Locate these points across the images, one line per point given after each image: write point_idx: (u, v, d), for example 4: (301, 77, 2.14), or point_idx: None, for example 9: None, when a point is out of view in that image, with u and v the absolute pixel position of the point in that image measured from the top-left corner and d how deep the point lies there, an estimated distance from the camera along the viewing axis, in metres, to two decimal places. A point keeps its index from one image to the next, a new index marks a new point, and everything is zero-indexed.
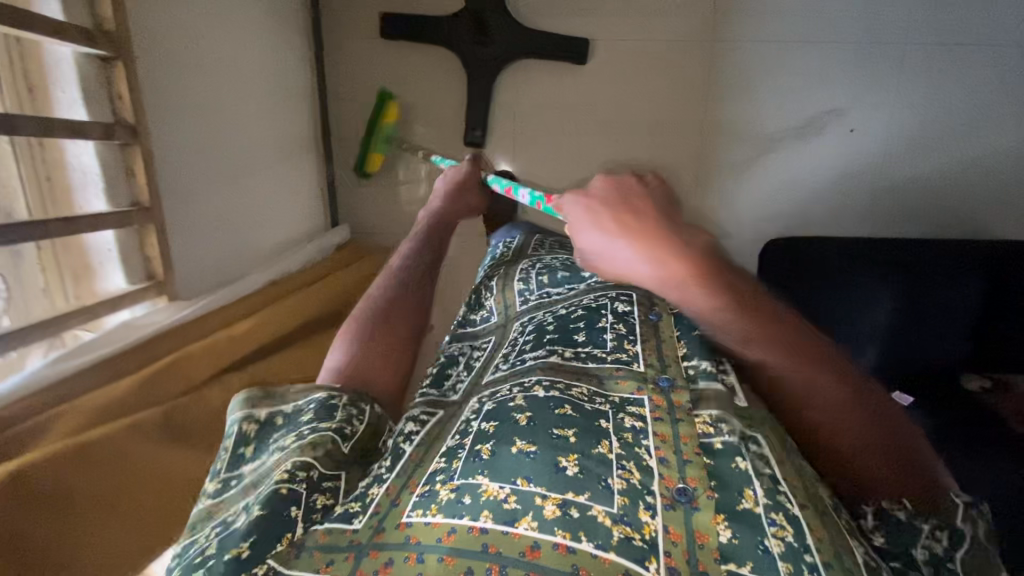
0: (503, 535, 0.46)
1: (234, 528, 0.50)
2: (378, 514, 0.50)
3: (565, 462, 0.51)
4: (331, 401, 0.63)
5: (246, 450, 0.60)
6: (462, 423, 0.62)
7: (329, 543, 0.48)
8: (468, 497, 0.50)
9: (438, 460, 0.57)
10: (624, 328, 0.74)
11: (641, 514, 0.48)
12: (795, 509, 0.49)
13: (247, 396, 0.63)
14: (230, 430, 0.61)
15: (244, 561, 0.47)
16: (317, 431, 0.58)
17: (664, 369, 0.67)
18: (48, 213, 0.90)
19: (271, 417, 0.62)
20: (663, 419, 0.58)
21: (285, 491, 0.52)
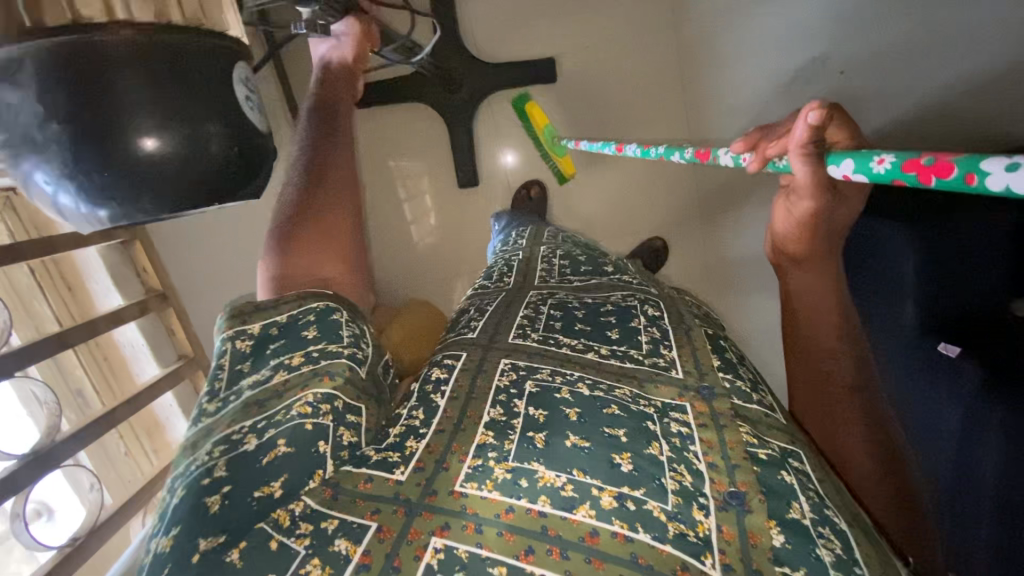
0: (561, 520, 0.46)
1: (245, 450, 0.47)
2: (424, 473, 0.49)
3: (619, 459, 0.51)
4: (333, 316, 0.60)
5: (244, 365, 0.55)
6: (500, 393, 0.58)
7: (373, 492, 0.47)
8: (525, 480, 0.49)
9: (484, 432, 0.54)
10: (658, 331, 0.71)
11: (694, 513, 0.49)
12: (841, 523, 0.51)
13: (231, 314, 0.58)
14: (219, 348, 0.56)
15: (276, 501, 0.46)
16: (331, 358, 0.56)
17: (703, 376, 0.64)
18: (73, 316, 1.11)
19: (265, 329, 0.57)
20: (708, 425, 0.58)
21: (311, 426, 0.49)
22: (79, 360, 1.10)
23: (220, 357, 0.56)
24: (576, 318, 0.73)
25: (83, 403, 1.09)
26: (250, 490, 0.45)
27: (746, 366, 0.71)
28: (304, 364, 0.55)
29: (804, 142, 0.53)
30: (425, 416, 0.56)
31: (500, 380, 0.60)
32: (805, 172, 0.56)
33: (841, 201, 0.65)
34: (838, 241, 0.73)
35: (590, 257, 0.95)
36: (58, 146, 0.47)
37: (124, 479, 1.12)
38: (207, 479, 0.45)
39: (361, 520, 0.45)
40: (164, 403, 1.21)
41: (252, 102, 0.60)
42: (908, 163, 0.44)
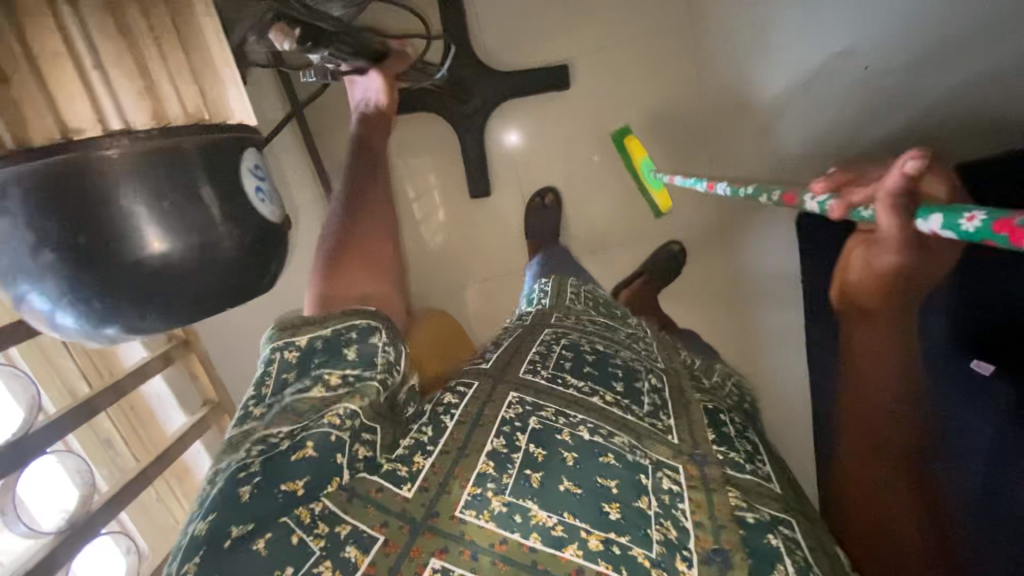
0: (551, 556, 0.51)
1: (278, 448, 0.55)
2: (428, 493, 0.55)
3: (608, 508, 0.55)
4: (371, 341, 0.68)
5: (289, 375, 0.65)
6: (506, 428, 0.62)
7: (382, 501, 0.53)
8: (519, 515, 0.53)
9: (484, 460, 0.58)
10: (658, 399, 0.77)
11: (678, 565, 0.52)
12: None
13: (280, 328, 0.69)
14: (270, 355, 0.66)
15: (299, 498, 0.52)
16: (363, 379, 0.63)
17: (696, 444, 0.69)
18: (106, 377, 0.96)
19: (310, 343, 0.67)
20: (697, 487, 0.62)
21: (335, 437, 0.56)
22: (109, 422, 0.99)
23: (270, 365, 0.66)
24: (586, 361, 0.78)
25: (117, 465, 0.97)
26: (278, 484, 0.52)
27: (745, 438, 0.75)
28: (340, 384, 0.62)
29: (894, 189, 0.53)
30: (433, 433, 0.62)
31: (505, 414, 0.65)
32: (893, 225, 0.55)
33: (931, 257, 0.60)
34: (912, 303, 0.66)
35: (606, 322, 0.98)
36: (57, 280, 0.48)
37: (164, 527, 1.01)
38: (244, 472, 0.53)
39: (370, 529, 0.51)
40: (193, 450, 1.09)
41: (263, 193, 0.59)
42: (1000, 223, 0.45)
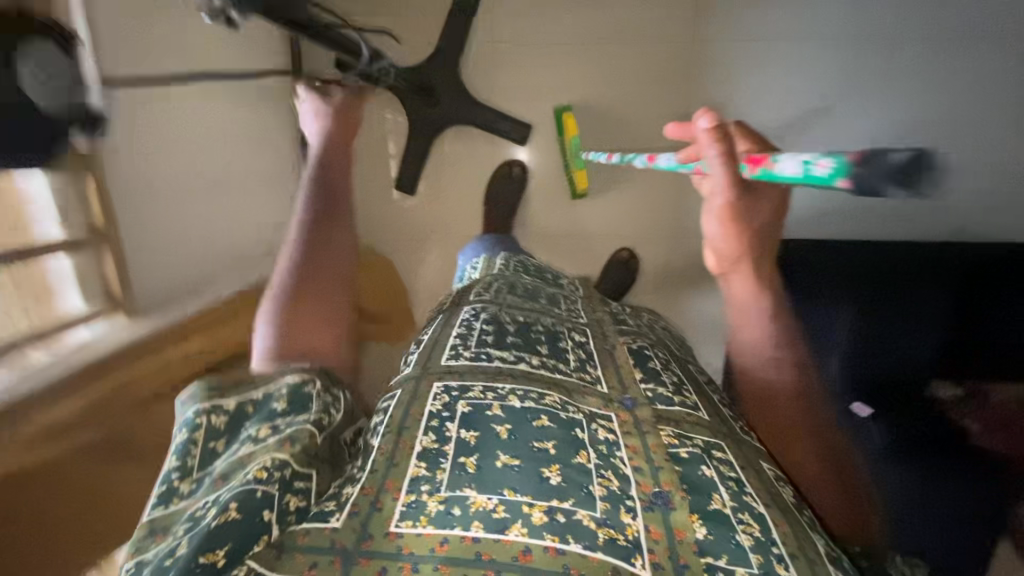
0: (495, 543, 0.48)
1: (202, 526, 0.49)
2: (359, 516, 0.49)
3: (548, 473, 0.54)
4: (305, 390, 0.67)
5: (216, 444, 0.59)
6: (432, 419, 0.60)
7: (311, 544, 0.47)
8: (457, 508, 0.51)
9: (416, 463, 0.55)
10: (584, 353, 0.78)
11: (622, 516, 0.52)
12: (761, 508, 0.55)
13: (208, 388, 0.63)
14: (187, 422, 0.59)
15: (221, 568, 0.46)
16: (294, 426, 0.61)
17: (626, 389, 0.71)
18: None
19: (240, 407, 0.63)
20: (632, 432, 0.63)
21: (261, 493, 0.51)
22: None
23: (192, 432, 0.58)
24: (507, 332, 0.76)
25: None
26: (195, 555, 0.45)
27: (670, 370, 0.79)
28: (271, 435, 0.59)
29: (710, 135, 0.62)
30: (362, 462, 0.57)
31: (426, 416, 0.61)
32: (719, 164, 0.62)
33: (763, 205, 0.69)
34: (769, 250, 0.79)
35: (531, 285, 0.97)
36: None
37: None
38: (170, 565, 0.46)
39: None
40: None
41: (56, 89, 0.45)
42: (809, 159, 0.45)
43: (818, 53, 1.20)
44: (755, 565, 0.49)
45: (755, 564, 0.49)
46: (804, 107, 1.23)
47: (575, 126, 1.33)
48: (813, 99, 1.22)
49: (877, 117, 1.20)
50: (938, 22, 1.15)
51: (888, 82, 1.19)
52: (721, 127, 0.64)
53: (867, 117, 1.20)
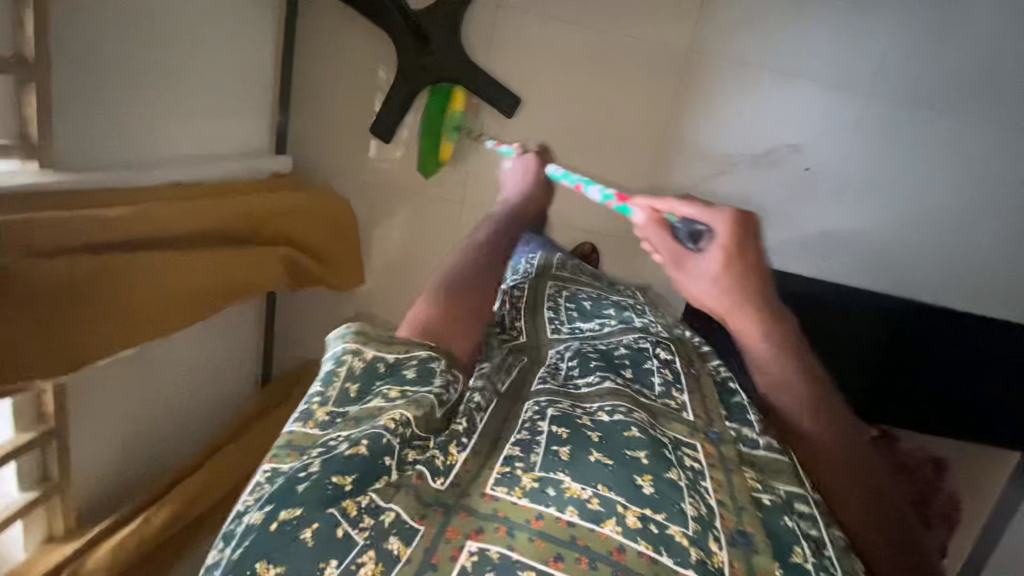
0: (589, 531, 0.48)
1: (334, 452, 0.48)
2: (460, 485, 0.50)
3: (641, 481, 0.53)
4: (431, 363, 0.59)
5: (352, 389, 0.56)
6: (528, 420, 0.61)
7: (421, 495, 0.48)
8: (552, 489, 0.51)
9: (512, 446, 0.56)
10: (670, 374, 0.79)
11: (711, 544, 0.51)
12: (839, 571, 0.56)
13: (357, 329, 0.60)
14: (334, 360, 0.58)
15: (345, 493, 0.46)
16: (420, 393, 0.55)
17: (711, 422, 0.71)
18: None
19: (374, 363, 0.58)
20: (718, 465, 0.63)
21: (386, 437, 0.49)
22: None
23: (337, 366, 0.57)
24: (591, 358, 0.79)
25: None
26: (328, 472, 0.46)
27: (752, 405, 0.80)
28: (398, 397, 0.54)
29: (642, 219, 0.77)
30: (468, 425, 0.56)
31: (523, 419, 0.61)
32: (654, 237, 0.76)
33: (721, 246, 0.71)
34: (753, 279, 0.71)
35: (595, 300, 1.01)
36: None
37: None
38: (303, 484, 0.46)
39: (412, 523, 0.46)
40: None
41: None
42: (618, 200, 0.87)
43: (804, 113, 1.38)
44: None
45: None
46: (778, 143, 1.40)
47: (462, 102, 1.48)
48: (789, 138, 1.39)
49: (841, 156, 1.38)
50: (902, 122, 1.34)
51: (840, 131, 1.37)
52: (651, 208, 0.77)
53: (833, 156, 1.38)
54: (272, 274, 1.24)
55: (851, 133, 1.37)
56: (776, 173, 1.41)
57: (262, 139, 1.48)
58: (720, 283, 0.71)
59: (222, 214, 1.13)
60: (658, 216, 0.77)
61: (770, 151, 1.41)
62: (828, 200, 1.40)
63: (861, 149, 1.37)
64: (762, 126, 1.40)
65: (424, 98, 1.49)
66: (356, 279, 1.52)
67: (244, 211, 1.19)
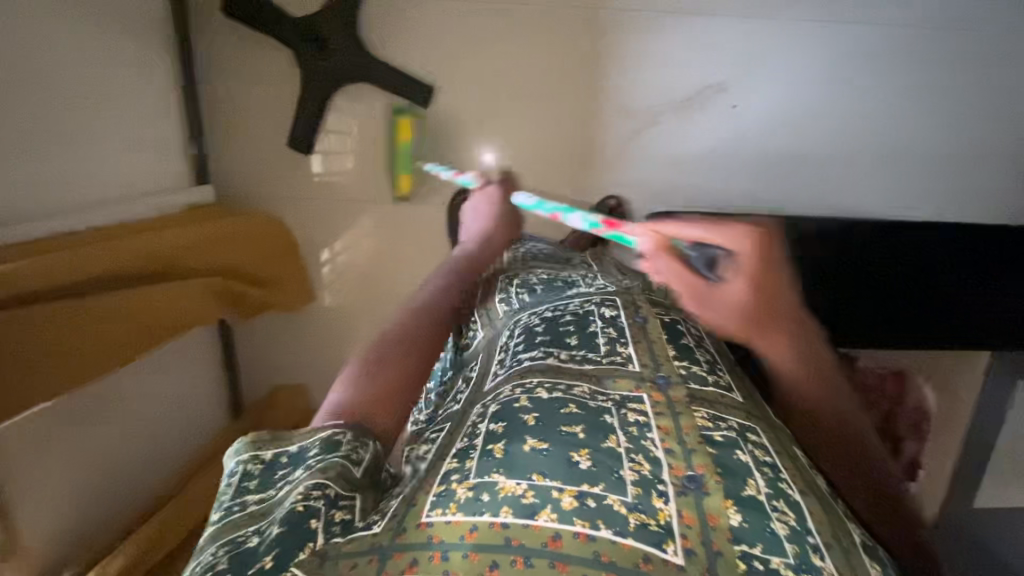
0: (524, 528, 0.47)
1: (249, 545, 0.50)
2: (397, 516, 0.51)
3: (577, 457, 0.54)
4: (334, 437, 0.59)
5: (251, 486, 0.57)
6: (470, 426, 0.63)
7: (353, 549, 0.48)
8: (487, 495, 0.51)
9: (449, 460, 0.58)
10: (614, 331, 0.78)
11: (654, 501, 0.50)
12: (796, 495, 0.54)
13: (254, 438, 0.62)
14: (233, 471, 0.59)
15: (266, 571, 0.47)
16: (326, 459, 0.57)
17: (658, 368, 0.71)
18: None
19: (276, 458, 0.60)
20: (665, 413, 0.62)
21: (301, 508, 0.51)
22: None
23: (235, 476, 0.59)
24: (536, 334, 0.79)
25: None
26: (240, 562, 0.48)
27: (703, 350, 0.79)
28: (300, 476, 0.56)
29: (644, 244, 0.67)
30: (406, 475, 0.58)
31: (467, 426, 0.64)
32: (661, 266, 0.65)
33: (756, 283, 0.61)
34: (783, 292, 0.62)
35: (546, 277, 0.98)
36: None
37: None
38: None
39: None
40: None
41: None
42: (610, 223, 0.75)
43: (720, 46, 1.29)
44: (789, 553, 0.48)
45: (789, 552, 0.48)
46: (701, 85, 1.31)
47: (410, 130, 1.36)
48: (711, 77, 1.30)
49: (773, 90, 1.31)
50: (833, 37, 1.27)
51: (764, 59, 1.29)
52: (658, 232, 0.66)
53: (761, 91, 1.31)
54: (210, 303, 1.09)
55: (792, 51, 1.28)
56: (704, 117, 1.33)
57: (175, 172, 1.30)
58: (745, 316, 0.62)
59: (110, 251, 0.93)
60: (661, 238, 0.65)
61: (696, 95, 1.32)
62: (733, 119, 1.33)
63: (805, 92, 1.30)
64: (682, 67, 1.30)
65: (341, 101, 1.37)
66: (308, 294, 1.35)
67: (152, 249, 1.00)
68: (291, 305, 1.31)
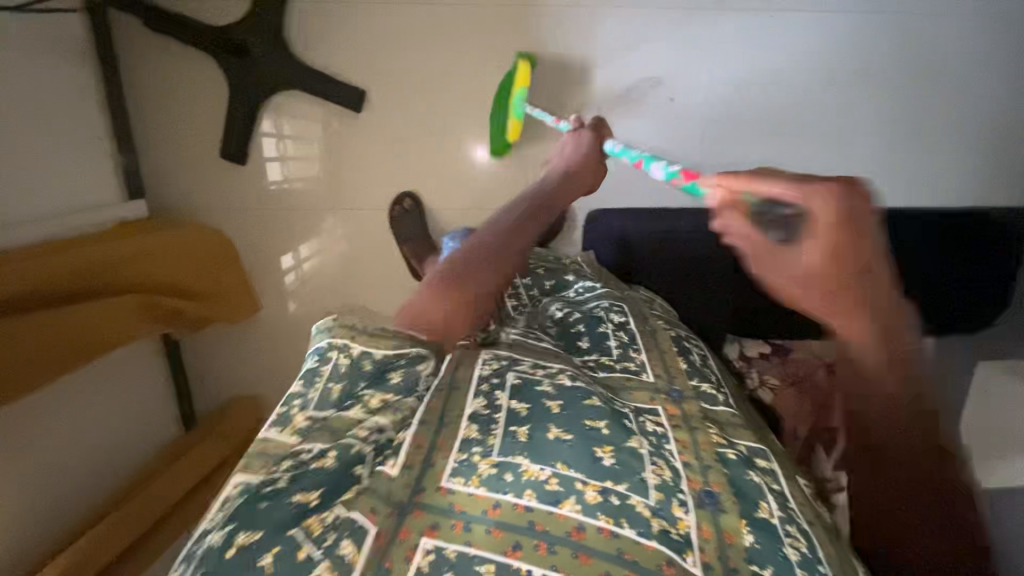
0: (548, 515, 0.46)
1: (303, 466, 0.48)
2: (414, 470, 0.49)
3: (601, 453, 0.53)
4: (416, 365, 0.56)
5: (336, 390, 0.56)
6: (485, 387, 0.59)
7: (372, 491, 0.46)
8: (510, 474, 0.49)
9: (468, 426, 0.54)
10: (625, 336, 0.78)
11: (675, 510, 0.50)
12: (805, 524, 0.56)
13: (345, 330, 0.60)
14: (324, 356, 0.58)
15: (311, 507, 0.45)
16: (398, 394, 0.56)
17: (671, 380, 0.71)
18: None
19: (360, 359, 0.57)
20: (681, 426, 0.62)
21: (355, 450, 0.49)
22: None
23: (321, 364, 0.58)
24: (548, 334, 0.78)
25: None
26: (291, 487, 0.46)
27: (707, 365, 0.80)
28: (372, 399, 0.55)
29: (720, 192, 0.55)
30: (408, 410, 0.55)
31: (480, 385, 0.60)
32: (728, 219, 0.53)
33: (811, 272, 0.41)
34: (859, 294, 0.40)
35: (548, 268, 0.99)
36: None
37: None
38: (265, 502, 0.44)
39: (361, 521, 0.44)
40: None
41: None
42: (686, 176, 0.65)
43: (656, 35, 1.18)
44: None
45: None
46: (635, 79, 1.21)
47: (528, 78, 1.18)
48: (642, 72, 1.20)
49: (705, 83, 1.21)
50: (755, 26, 1.17)
51: (696, 49, 1.19)
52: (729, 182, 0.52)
53: (698, 86, 1.21)
54: (135, 318, 1.02)
55: (700, 58, 1.19)
56: (637, 112, 1.23)
57: (101, 184, 1.19)
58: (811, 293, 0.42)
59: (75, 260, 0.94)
60: (733, 190, 0.51)
61: (634, 87, 1.21)
62: (672, 113, 1.23)
63: (740, 88, 1.21)
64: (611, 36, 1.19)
65: (281, 98, 1.24)
66: (255, 306, 1.31)
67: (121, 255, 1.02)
68: (228, 322, 1.24)
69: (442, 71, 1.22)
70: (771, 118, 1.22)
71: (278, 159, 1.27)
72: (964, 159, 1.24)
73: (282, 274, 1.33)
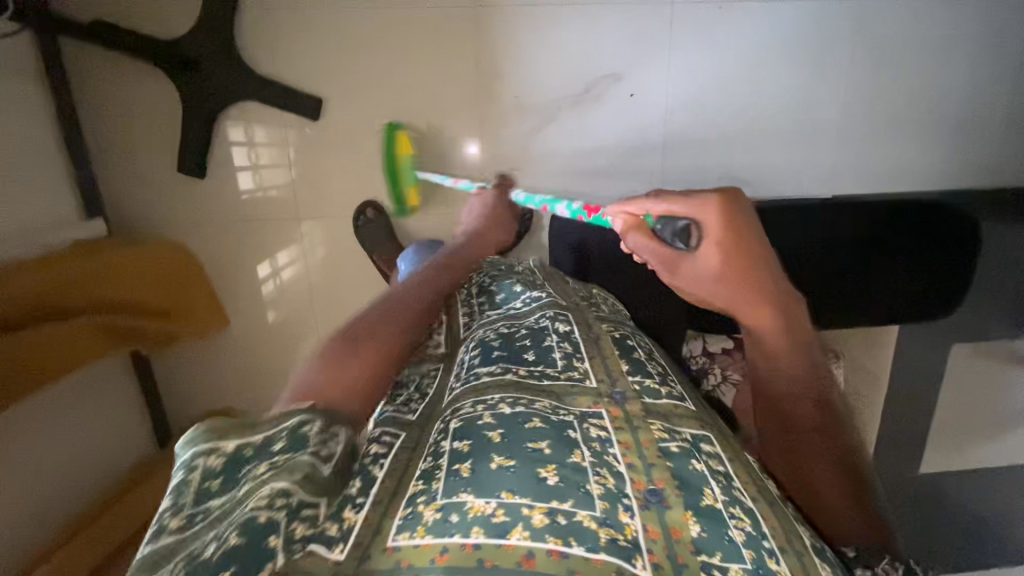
0: (497, 548, 0.47)
1: (204, 557, 0.45)
2: (363, 538, 0.48)
3: (544, 473, 0.53)
4: (302, 429, 0.57)
5: (213, 484, 0.52)
6: (434, 443, 0.60)
7: (312, 564, 0.45)
8: (455, 515, 0.49)
9: (415, 481, 0.55)
10: (569, 346, 0.79)
11: (622, 516, 0.52)
12: (748, 503, 0.59)
13: (211, 427, 0.55)
14: (190, 465, 0.53)
15: None
16: (291, 458, 0.53)
17: (614, 383, 0.73)
18: None
19: (239, 450, 0.54)
20: (624, 428, 0.64)
21: (264, 518, 0.47)
22: None
23: (188, 474, 0.52)
24: (492, 349, 0.78)
25: None
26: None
27: (654, 360, 0.84)
28: (265, 471, 0.52)
29: None
30: (364, 484, 0.55)
31: (429, 444, 0.60)
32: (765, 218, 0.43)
33: None
34: None
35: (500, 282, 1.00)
36: None
37: None
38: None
39: None
40: None
41: None
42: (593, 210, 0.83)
43: (606, 39, 1.33)
44: (748, 559, 0.52)
45: (747, 558, 0.52)
46: (593, 76, 1.35)
47: (410, 145, 1.39)
48: (603, 68, 1.35)
49: (664, 78, 1.36)
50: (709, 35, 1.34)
51: (652, 55, 1.34)
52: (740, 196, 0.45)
53: (652, 79, 1.36)
54: (100, 339, 1.23)
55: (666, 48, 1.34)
56: (598, 108, 1.38)
57: (61, 207, 1.32)
58: None
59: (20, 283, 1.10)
60: None
61: (594, 84, 1.36)
62: (596, 110, 1.38)
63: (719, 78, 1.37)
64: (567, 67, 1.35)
65: (252, 108, 1.36)
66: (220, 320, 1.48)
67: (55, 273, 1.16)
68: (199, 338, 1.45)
69: (412, 86, 1.36)
70: (727, 131, 1.41)
71: (249, 168, 1.40)
72: (938, 156, 1.44)
73: (261, 282, 1.48)
